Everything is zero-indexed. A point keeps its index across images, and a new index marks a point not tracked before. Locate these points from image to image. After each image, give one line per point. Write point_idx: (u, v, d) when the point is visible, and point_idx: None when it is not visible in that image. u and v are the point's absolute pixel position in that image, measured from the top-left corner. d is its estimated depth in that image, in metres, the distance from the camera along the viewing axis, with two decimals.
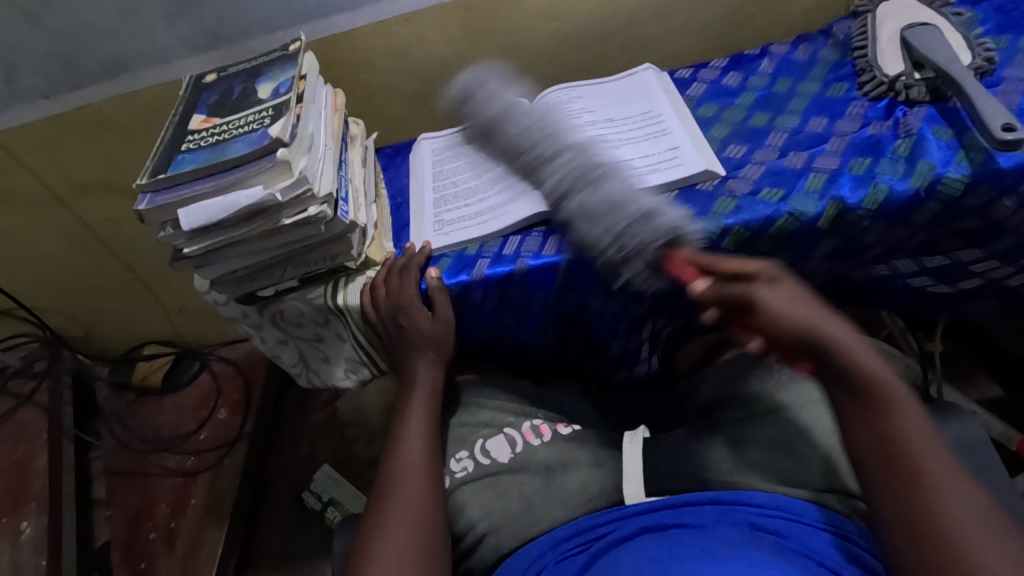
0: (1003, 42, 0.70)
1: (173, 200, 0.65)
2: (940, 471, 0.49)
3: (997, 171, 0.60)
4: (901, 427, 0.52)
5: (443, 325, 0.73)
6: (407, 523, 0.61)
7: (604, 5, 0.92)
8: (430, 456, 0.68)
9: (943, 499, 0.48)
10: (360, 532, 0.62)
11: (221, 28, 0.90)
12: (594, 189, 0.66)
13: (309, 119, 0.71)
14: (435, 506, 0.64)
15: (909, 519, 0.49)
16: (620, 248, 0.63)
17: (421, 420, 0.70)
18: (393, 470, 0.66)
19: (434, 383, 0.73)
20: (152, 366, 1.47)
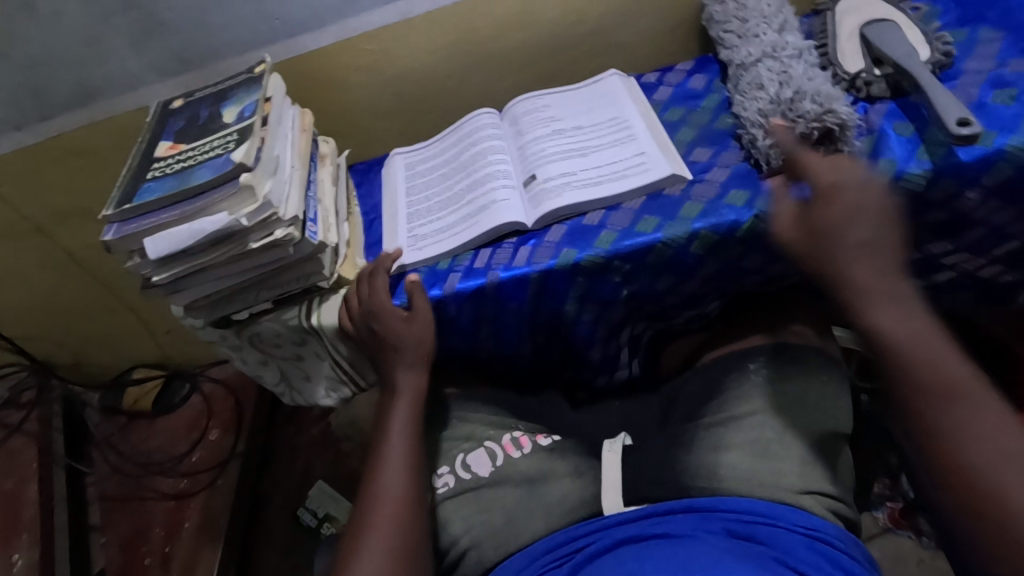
0: (961, 35, 0.71)
1: (139, 230, 0.65)
2: (961, 405, 0.51)
3: (958, 164, 0.60)
4: (913, 368, 0.53)
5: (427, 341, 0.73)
6: (386, 542, 0.61)
7: (570, 12, 0.92)
8: (411, 470, 0.67)
9: (967, 433, 0.50)
10: (342, 548, 0.63)
11: (188, 52, 0.89)
12: (802, 72, 0.70)
13: (274, 142, 0.71)
14: (414, 523, 0.64)
15: (942, 475, 0.50)
16: (806, 120, 0.65)
17: (403, 430, 0.70)
18: (375, 485, 0.66)
19: (417, 392, 0.73)
20: (142, 390, 1.49)
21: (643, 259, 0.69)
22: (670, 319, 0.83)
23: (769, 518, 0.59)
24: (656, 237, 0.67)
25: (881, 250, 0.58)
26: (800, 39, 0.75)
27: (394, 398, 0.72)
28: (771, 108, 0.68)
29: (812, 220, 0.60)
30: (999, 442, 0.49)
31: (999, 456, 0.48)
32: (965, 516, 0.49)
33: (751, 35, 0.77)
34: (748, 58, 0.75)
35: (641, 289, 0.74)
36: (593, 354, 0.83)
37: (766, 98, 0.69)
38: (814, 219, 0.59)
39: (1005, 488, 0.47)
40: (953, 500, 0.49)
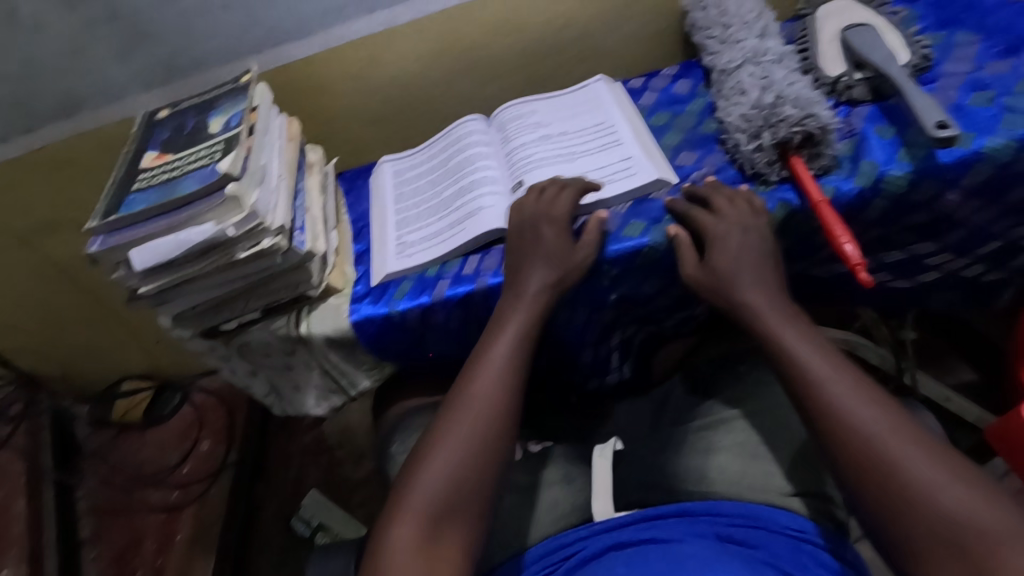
0: (940, 37, 0.72)
1: (124, 241, 0.65)
2: (849, 389, 0.51)
3: (938, 166, 0.61)
4: (804, 364, 0.53)
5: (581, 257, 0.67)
6: (465, 454, 0.58)
7: (555, 19, 0.93)
8: (508, 391, 0.62)
9: (858, 413, 0.49)
10: (423, 436, 0.61)
11: (174, 62, 0.89)
12: (782, 79, 0.70)
13: (261, 151, 0.71)
14: (500, 446, 0.60)
15: (868, 491, 0.47)
16: (787, 124, 0.65)
17: (508, 343, 0.65)
18: (465, 395, 0.62)
19: (540, 303, 0.66)
20: (131, 403, 1.47)
21: (631, 263, 0.69)
22: (660, 321, 0.83)
23: (757, 520, 0.59)
24: (642, 241, 0.67)
25: (770, 279, 0.61)
26: (781, 45, 0.76)
27: (515, 304, 0.66)
28: (753, 112, 0.68)
29: (714, 247, 0.62)
30: (891, 418, 0.48)
31: (892, 431, 0.48)
32: (876, 502, 0.46)
33: (733, 41, 0.78)
34: (731, 63, 0.75)
35: (630, 293, 0.74)
36: (583, 357, 0.83)
37: (747, 105, 0.70)
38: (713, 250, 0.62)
39: (902, 463, 0.46)
40: (881, 512, 0.46)
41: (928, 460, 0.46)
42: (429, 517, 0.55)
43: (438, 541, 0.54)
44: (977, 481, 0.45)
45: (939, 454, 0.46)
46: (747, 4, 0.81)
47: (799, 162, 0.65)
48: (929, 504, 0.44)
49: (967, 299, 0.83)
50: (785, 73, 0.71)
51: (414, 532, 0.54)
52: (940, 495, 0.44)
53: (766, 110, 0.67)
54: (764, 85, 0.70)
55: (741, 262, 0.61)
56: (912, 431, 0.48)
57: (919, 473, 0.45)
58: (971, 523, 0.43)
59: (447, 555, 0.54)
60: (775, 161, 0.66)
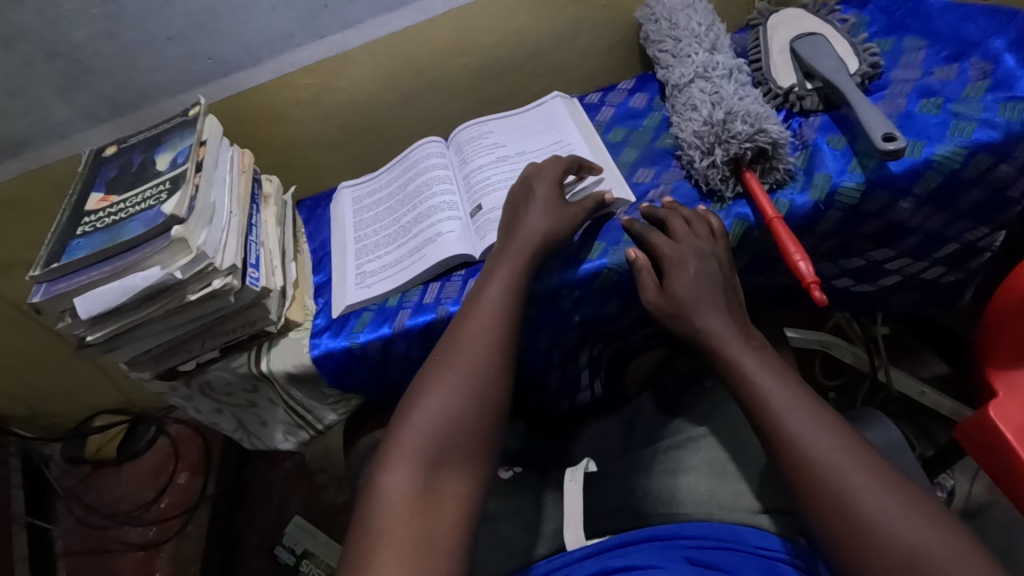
0: (888, 43, 0.72)
1: (67, 290, 0.63)
2: (808, 420, 0.50)
3: (889, 176, 0.61)
4: (764, 394, 0.53)
5: (577, 210, 0.67)
6: (459, 403, 0.54)
7: (509, 36, 0.92)
8: (503, 330, 0.59)
9: (816, 441, 0.49)
10: (414, 382, 0.58)
11: (120, 97, 0.87)
12: (735, 94, 0.70)
13: (210, 188, 0.70)
14: (497, 386, 0.57)
15: (828, 517, 0.46)
16: (740, 139, 0.65)
17: (504, 285, 0.62)
18: (459, 339, 0.59)
19: (533, 243, 0.64)
20: (105, 438, 1.42)
21: (590, 285, 0.69)
22: (627, 337, 0.82)
23: (727, 541, 0.58)
24: (602, 263, 0.67)
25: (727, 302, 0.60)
26: (730, 58, 0.76)
27: (508, 246, 0.64)
28: (703, 128, 0.68)
29: (670, 271, 0.61)
30: (849, 448, 0.48)
31: (851, 462, 0.47)
32: (838, 537, 0.46)
33: (683, 56, 0.78)
34: (681, 79, 0.76)
35: (592, 314, 0.73)
36: (551, 379, 0.82)
37: (700, 119, 0.70)
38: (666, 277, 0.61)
39: (859, 495, 0.46)
40: (842, 537, 0.46)
41: (883, 491, 0.46)
42: (425, 461, 0.51)
43: (436, 486, 0.50)
44: (931, 512, 0.45)
45: (893, 484, 0.46)
46: (699, 17, 0.81)
47: (753, 178, 0.65)
48: (887, 539, 0.44)
49: (930, 300, 0.84)
50: (738, 88, 0.71)
51: (409, 479, 0.50)
52: (897, 526, 0.44)
53: (717, 126, 0.67)
54: (716, 99, 0.70)
55: (699, 282, 0.60)
56: (867, 460, 0.47)
57: (877, 507, 0.45)
58: (927, 555, 0.43)
59: (448, 502, 0.50)
60: (729, 176, 0.66)
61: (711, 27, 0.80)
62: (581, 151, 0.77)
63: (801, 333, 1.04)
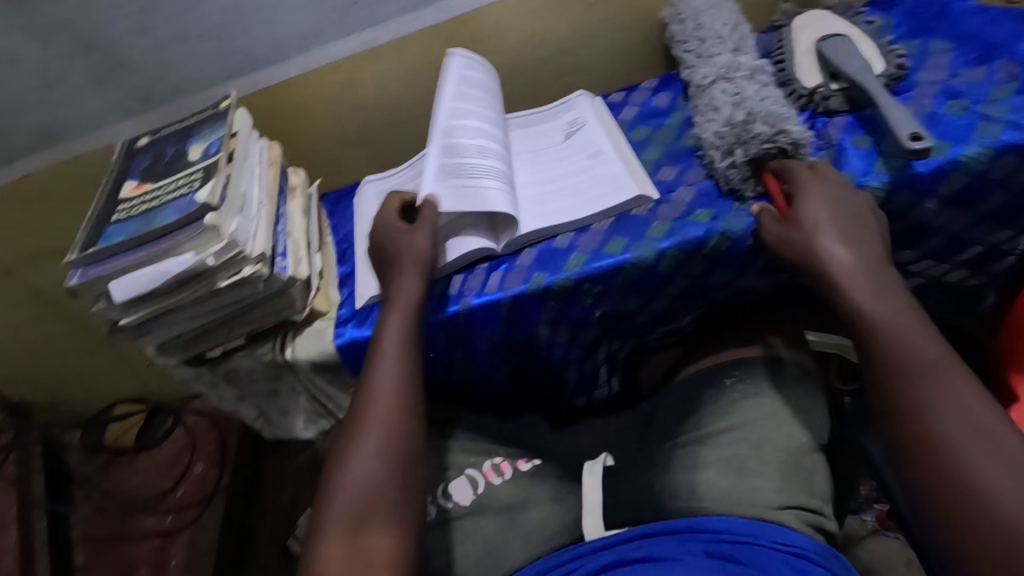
0: (914, 46, 0.73)
1: (103, 274, 0.64)
2: (935, 383, 0.52)
3: (915, 176, 0.61)
4: (896, 339, 0.54)
5: (422, 238, 0.69)
6: (377, 460, 0.60)
7: (532, 36, 0.93)
8: (404, 380, 0.64)
9: (935, 401, 0.51)
10: (333, 451, 0.62)
11: (152, 90, 0.89)
12: (756, 95, 0.71)
13: (240, 178, 0.71)
14: (408, 438, 0.62)
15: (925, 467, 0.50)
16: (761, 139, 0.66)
17: (396, 337, 0.66)
18: (364, 402, 0.63)
19: (414, 299, 0.68)
20: (123, 427, 1.44)
21: (612, 280, 0.69)
22: (645, 335, 0.83)
23: (747, 535, 0.59)
24: (624, 257, 0.67)
25: (864, 238, 0.60)
26: (754, 59, 0.77)
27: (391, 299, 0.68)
28: (725, 130, 0.70)
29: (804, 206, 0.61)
30: (976, 422, 0.50)
31: (971, 437, 0.49)
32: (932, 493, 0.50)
33: (709, 56, 0.79)
34: (705, 79, 0.77)
35: (612, 310, 0.74)
36: (570, 374, 0.83)
37: (722, 120, 0.71)
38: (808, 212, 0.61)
39: (970, 464, 0.48)
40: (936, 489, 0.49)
41: (995, 463, 0.48)
42: (351, 528, 0.56)
43: (361, 546, 0.55)
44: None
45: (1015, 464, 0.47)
46: (724, 16, 0.82)
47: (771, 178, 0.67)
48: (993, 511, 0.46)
49: (952, 304, 0.83)
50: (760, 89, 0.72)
51: (340, 544, 0.56)
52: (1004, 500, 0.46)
53: (738, 128, 0.68)
54: (738, 99, 0.72)
55: (836, 217, 0.60)
56: (993, 436, 0.49)
57: (988, 479, 0.47)
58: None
59: (374, 557, 0.55)
60: (749, 177, 0.67)
61: (735, 28, 0.81)
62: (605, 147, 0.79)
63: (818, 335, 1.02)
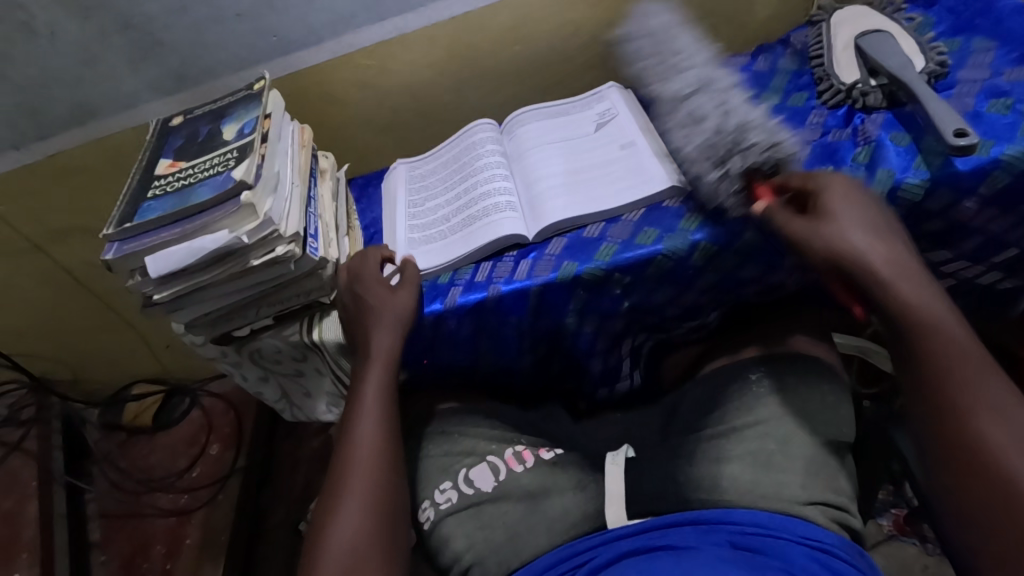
0: (956, 43, 0.72)
1: (139, 249, 0.65)
2: (974, 385, 0.50)
3: (955, 174, 0.61)
4: (936, 335, 0.52)
5: (405, 297, 0.70)
6: (365, 513, 0.59)
7: (564, 26, 0.93)
8: (387, 437, 0.65)
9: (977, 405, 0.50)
10: (318, 510, 0.60)
11: (186, 70, 0.90)
12: (736, 109, 0.69)
13: (274, 158, 0.72)
14: (390, 486, 0.62)
15: (969, 472, 0.48)
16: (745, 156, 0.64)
17: (377, 394, 0.66)
18: (350, 452, 0.63)
19: (392, 354, 0.68)
20: (141, 406, 1.46)
21: (642, 271, 0.69)
22: (670, 329, 0.83)
23: (772, 529, 0.58)
24: (656, 249, 0.68)
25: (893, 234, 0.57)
26: (699, 73, 0.74)
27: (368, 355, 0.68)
28: (705, 146, 0.68)
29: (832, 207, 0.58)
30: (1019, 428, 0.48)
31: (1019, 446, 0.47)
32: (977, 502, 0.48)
33: (680, 70, 0.76)
34: (678, 94, 0.74)
35: (639, 302, 0.74)
36: (593, 366, 0.83)
37: (702, 136, 0.69)
38: (836, 211, 0.57)
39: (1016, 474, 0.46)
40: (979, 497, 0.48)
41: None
42: None
43: None
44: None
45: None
46: None
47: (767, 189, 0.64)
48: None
49: (983, 308, 0.82)
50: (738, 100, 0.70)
51: None
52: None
53: (718, 148, 0.66)
54: (719, 113, 0.69)
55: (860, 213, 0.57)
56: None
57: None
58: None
59: None
60: (742, 195, 0.65)
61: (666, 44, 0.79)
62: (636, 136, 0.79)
63: (842, 337, 1.01)
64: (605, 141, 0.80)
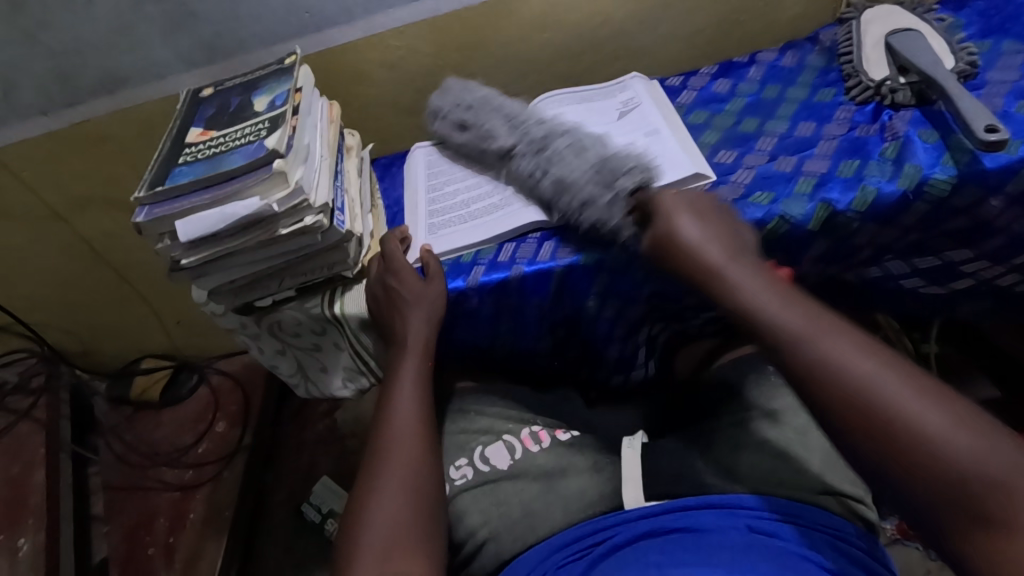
0: (986, 46, 0.72)
1: (170, 213, 0.65)
2: (833, 339, 0.50)
3: (982, 172, 0.61)
4: (777, 317, 0.54)
5: (437, 288, 0.71)
6: (405, 494, 0.59)
7: (594, 15, 0.94)
8: (423, 423, 0.65)
9: (842, 354, 0.49)
10: (357, 493, 0.61)
11: (217, 43, 0.91)
12: (568, 149, 0.73)
13: (305, 130, 0.72)
14: (425, 474, 0.62)
15: (856, 422, 0.47)
16: (609, 189, 0.68)
17: (413, 383, 0.68)
18: (386, 439, 0.64)
19: (427, 345, 0.70)
20: (150, 380, 1.45)
21: None
22: (687, 320, 0.83)
23: (791, 515, 0.59)
24: None
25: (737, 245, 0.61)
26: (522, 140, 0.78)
27: (400, 350, 0.70)
28: (590, 185, 0.69)
29: (672, 222, 0.63)
30: (880, 364, 0.48)
31: (896, 380, 0.47)
32: (873, 445, 0.46)
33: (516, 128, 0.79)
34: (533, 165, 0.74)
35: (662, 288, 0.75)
36: (610, 351, 0.84)
37: (568, 181, 0.70)
38: (676, 228, 0.62)
39: (896, 403, 0.45)
40: (872, 445, 0.46)
41: (925, 399, 0.45)
42: (383, 558, 0.55)
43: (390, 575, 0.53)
44: (977, 418, 0.44)
45: (927, 390, 0.46)
46: None
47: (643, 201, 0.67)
48: (948, 448, 0.43)
49: (999, 309, 0.82)
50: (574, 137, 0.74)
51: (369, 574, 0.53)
52: (931, 424, 0.44)
53: (603, 176, 0.69)
54: (563, 157, 0.72)
55: (694, 217, 0.63)
56: (901, 369, 0.47)
57: (898, 389, 0.46)
58: (977, 463, 0.42)
59: None
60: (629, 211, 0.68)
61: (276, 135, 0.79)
62: (658, 125, 0.79)
63: (856, 339, 1.01)
64: (625, 129, 0.80)
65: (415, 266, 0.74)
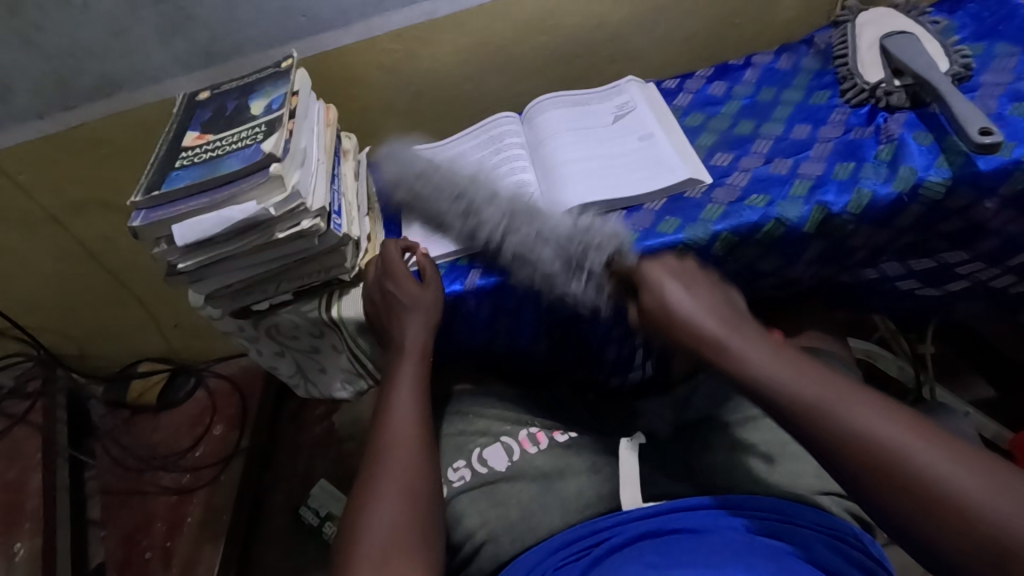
0: (979, 48, 0.73)
1: (166, 217, 0.65)
2: (852, 408, 0.49)
3: (977, 174, 0.62)
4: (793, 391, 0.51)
5: (435, 291, 0.71)
6: (404, 498, 0.59)
7: (591, 18, 0.94)
8: (422, 426, 0.65)
9: (865, 422, 0.48)
10: (355, 499, 0.60)
11: (214, 46, 0.91)
12: (545, 226, 0.70)
13: (301, 134, 0.72)
14: (424, 477, 0.62)
15: (885, 487, 0.46)
16: (579, 273, 0.68)
17: (411, 385, 0.68)
18: (385, 443, 0.63)
19: (425, 347, 0.70)
20: (147, 384, 1.43)
21: None
22: None
23: (788, 515, 0.59)
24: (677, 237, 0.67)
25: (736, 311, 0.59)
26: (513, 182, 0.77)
27: (397, 354, 0.69)
28: (557, 262, 0.68)
29: (661, 289, 0.60)
30: (901, 426, 0.48)
31: (915, 439, 0.47)
32: (906, 507, 0.46)
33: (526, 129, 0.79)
34: (495, 225, 0.71)
35: None
36: (608, 353, 0.84)
37: (540, 263, 0.69)
38: (666, 295, 0.59)
39: (928, 467, 0.45)
40: (907, 507, 0.46)
41: (946, 455, 0.46)
42: (382, 562, 0.55)
43: None
44: (1007, 475, 0.45)
45: (952, 448, 0.46)
46: None
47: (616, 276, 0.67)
48: (996, 516, 0.43)
49: (995, 310, 0.83)
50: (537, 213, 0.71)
51: None
52: (961, 483, 0.44)
53: (570, 254, 0.68)
54: (529, 231, 0.70)
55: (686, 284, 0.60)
56: (914, 425, 0.48)
57: (921, 449, 0.46)
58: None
59: None
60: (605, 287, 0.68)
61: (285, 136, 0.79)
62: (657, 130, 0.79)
63: (853, 340, 1.01)
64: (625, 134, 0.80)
65: (410, 269, 0.74)
